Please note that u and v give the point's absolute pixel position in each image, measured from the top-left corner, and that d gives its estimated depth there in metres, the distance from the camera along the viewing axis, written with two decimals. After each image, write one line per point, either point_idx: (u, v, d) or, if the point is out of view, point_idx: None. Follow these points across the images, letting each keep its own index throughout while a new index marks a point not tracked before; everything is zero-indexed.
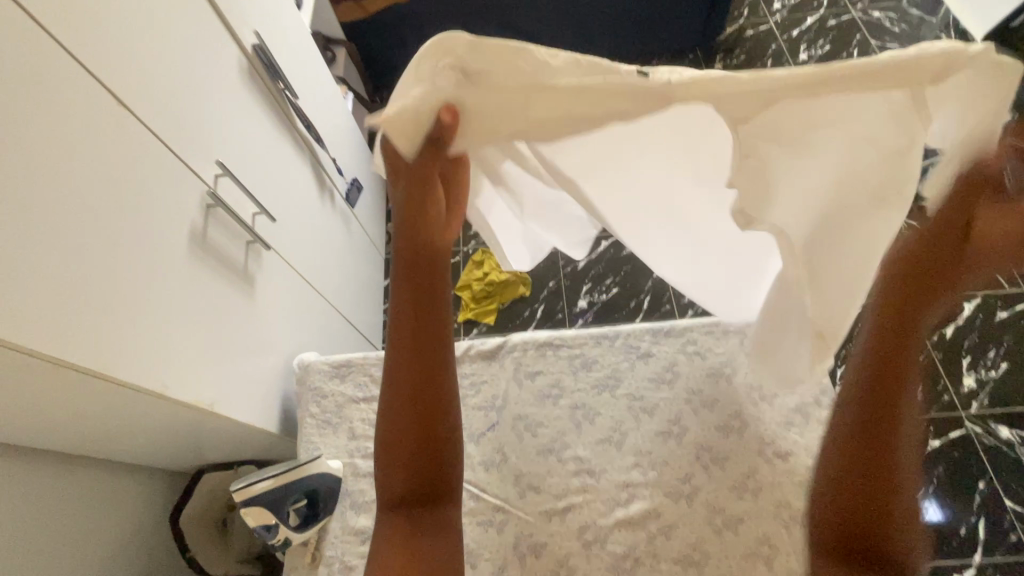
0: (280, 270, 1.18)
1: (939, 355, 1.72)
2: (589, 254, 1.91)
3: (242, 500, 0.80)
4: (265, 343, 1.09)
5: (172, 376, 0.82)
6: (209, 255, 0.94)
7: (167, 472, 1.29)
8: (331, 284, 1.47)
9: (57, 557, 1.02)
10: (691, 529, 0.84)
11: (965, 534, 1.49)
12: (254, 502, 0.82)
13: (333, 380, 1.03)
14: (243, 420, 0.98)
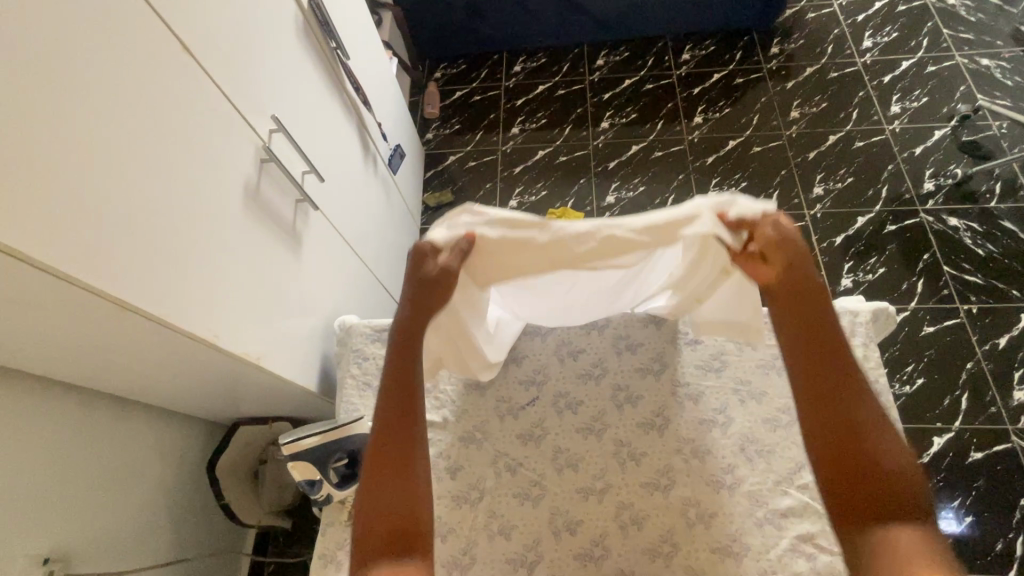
0: (325, 230, 1.18)
1: (989, 366, 1.65)
2: None
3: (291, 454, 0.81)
4: (308, 302, 1.10)
5: (224, 327, 0.83)
6: (261, 211, 0.95)
7: (205, 423, 1.33)
8: (371, 249, 1.47)
9: (104, 493, 1.07)
10: (731, 519, 0.82)
11: (1001, 550, 1.44)
12: (300, 456, 0.83)
13: (375, 343, 1.03)
14: (286, 375, 0.99)
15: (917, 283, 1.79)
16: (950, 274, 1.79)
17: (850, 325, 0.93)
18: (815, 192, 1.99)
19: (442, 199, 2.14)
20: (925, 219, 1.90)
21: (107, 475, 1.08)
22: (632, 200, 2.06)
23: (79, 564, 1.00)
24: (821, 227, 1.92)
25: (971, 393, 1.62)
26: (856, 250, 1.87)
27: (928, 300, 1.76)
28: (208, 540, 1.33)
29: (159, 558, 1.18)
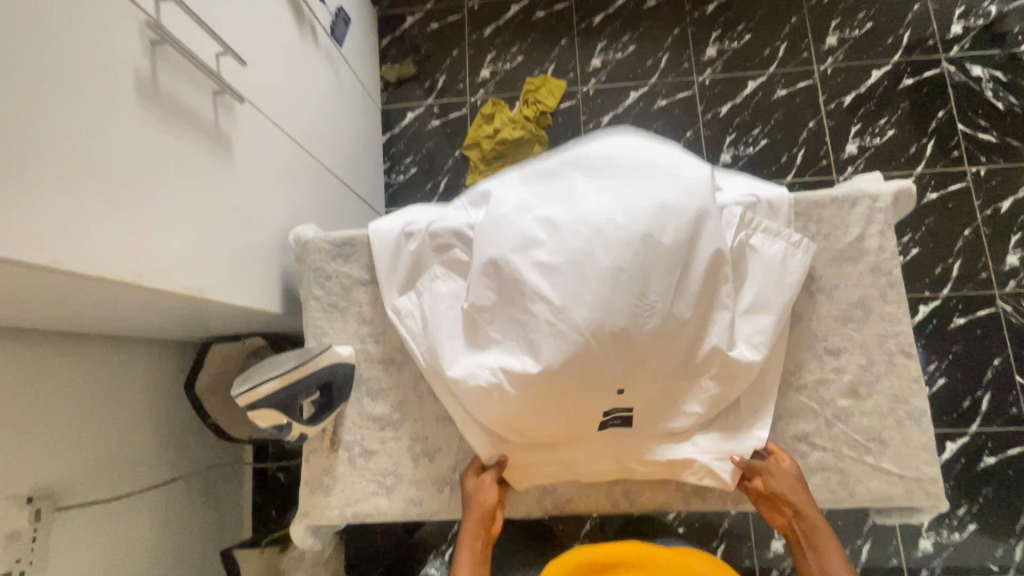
0: (259, 127, 0.99)
1: (988, 232, 1.59)
2: (615, 109, 1.77)
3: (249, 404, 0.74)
4: (253, 216, 0.95)
5: (148, 262, 0.70)
6: (167, 111, 0.76)
7: (174, 345, 1.26)
8: (322, 143, 1.28)
9: (74, 428, 1.01)
10: (726, 423, 0.80)
11: (967, 407, 1.51)
12: (263, 404, 0.76)
13: (336, 261, 0.91)
14: (240, 302, 0.88)
15: (927, 145, 1.66)
16: (963, 133, 1.65)
17: (867, 212, 0.83)
18: (828, 42, 1.74)
19: (403, 72, 1.86)
20: (947, 69, 1.70)
21: (72, 410, 1.01)
22: (621, 62, 1.80)
23: (67, 497, 0.98)
24: (830, 85, 1.72)
25: (963, 260, 1.58)
26: (865, 111, 1.69)
27: (934, 165, 1.64)
28: (204, 454, 1.33)
29: (155, 478, 1.18)
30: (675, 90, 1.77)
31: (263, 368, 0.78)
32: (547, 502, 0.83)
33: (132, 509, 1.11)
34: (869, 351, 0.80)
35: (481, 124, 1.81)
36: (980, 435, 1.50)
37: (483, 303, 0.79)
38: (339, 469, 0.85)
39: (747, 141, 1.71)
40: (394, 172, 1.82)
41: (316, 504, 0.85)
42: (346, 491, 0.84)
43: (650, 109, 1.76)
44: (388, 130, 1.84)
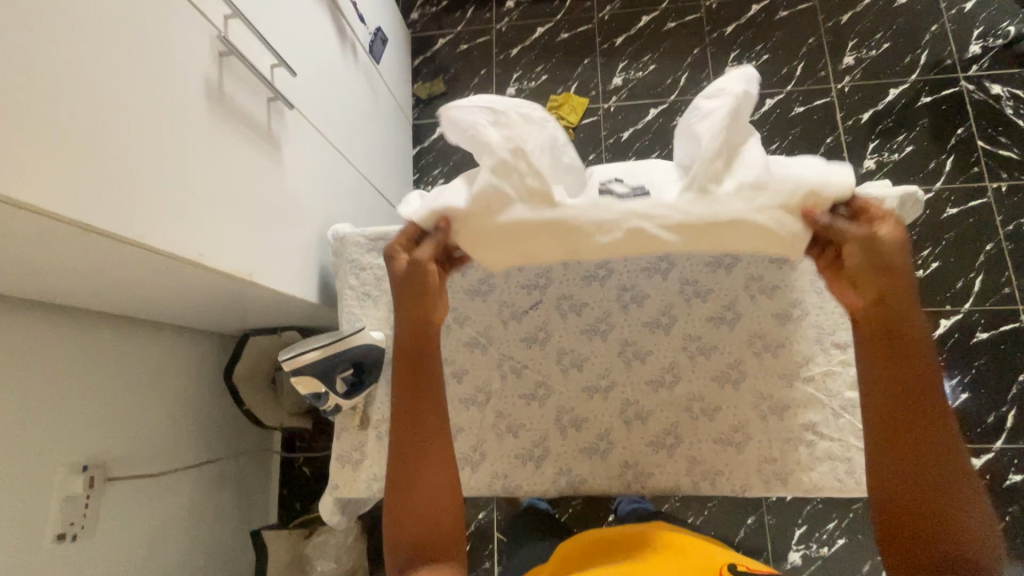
0: (305, 131, 1.09)
1: (1011, 246, 1.59)
2: (635, 125, 1.84)
3: (291, 368, 0.81)
4: (297, 212, 1.04)
5: (208, 244, 0.78)
6: (229, 113, 0.85)
7: (215, 336, 1.35)
8: (359, 150, 1.37)
9: (127, 405, 1.10)
10: (735, 412, 0.84)
11: (991, 423, 1.49)
12: (303, 371, 0.83)
13: (370, 253, 0.99)
14: (282, 289, 0.96)
15: (946, 161, 1.67)
16: (983, 150, 1.67)
17: None
18: (845, 62, 1.79)
19: (434, 89, 1.98)
20: (965, 87, 1.72)
21: (126, 388, 1.10)
22: (642, 80, 1.88)
23: (116, 468, 1.07)
24: (847, 102, 1.76)
25: (986, 275, 1.58)
26: (883, 127, 1.72)
27: (954, 180, 1.66)
28: (237, 441, 1.40)
29: (193, 458, 1.25)
30: (693, 106, 1.83)
31: (306, 339, 0.85)
32: (562, 481, 0.86)
33: (173, 486, 1.19)
34: None
35: None
36: (1006, 452, 1.47)
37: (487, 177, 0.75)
38: (368, 446, 0.91)
39: None
40: (423, 183, 1.92)
41: (346, 478, 0.90)
42: (374, 466, 0.90)
43: (669, 124, 1.83)
44: (418, 143, 1.95)
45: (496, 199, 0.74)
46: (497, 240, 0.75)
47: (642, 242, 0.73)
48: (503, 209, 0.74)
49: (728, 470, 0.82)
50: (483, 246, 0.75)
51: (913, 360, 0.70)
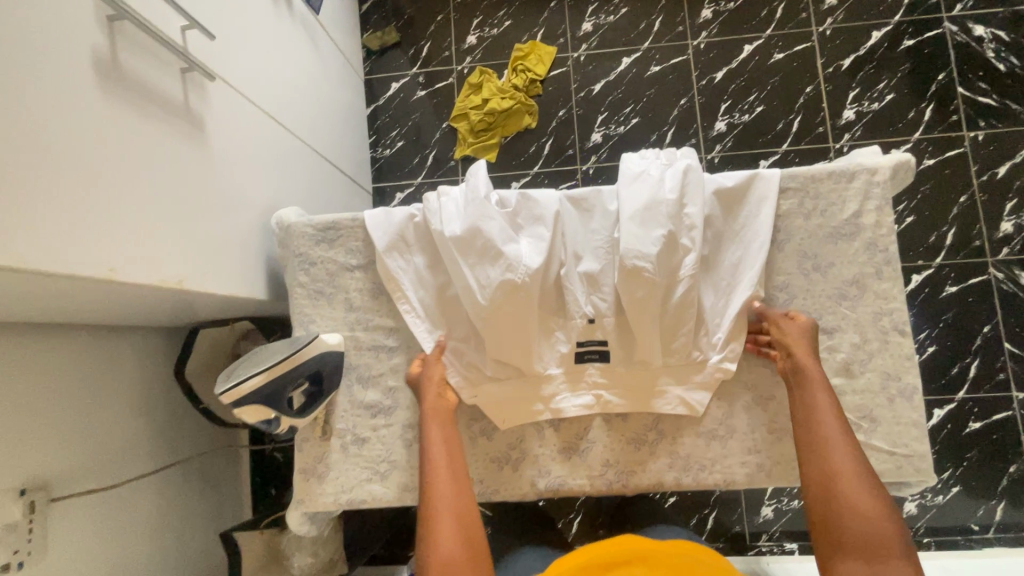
0: (231, 103, 0.93)
1: (984, 197, 1.57)
2: (607, 76, 1.71)
3: (235, 403, 0.71)
4: (231, 199, 0.91)
5: (123, 258, 0.67)
6: (132, 95, 0.71)
7: (161, 331, 1.23)
8: (302, 117, 1.22)
9: (65, 419, 1.00)
10: (718, 405, 0.81)
11: (955, 374, 1.53)
12: (246, 401, 0.73)
13: (321, 246, 0.88)
14: (222, 291, 0.85)
15: (925, 110, 1.62)
16: (962, 97, 1.61)
17: (864, 187, 0.81)
18: (828, 2, 1.68)
19: (386, 39, 1.78)
20: (948, 29, 1.64)
21: (62, 401, 0.99)
22: (613, 26, 1.73)
23: (61, 487, 0.98)
24: (828, 47, 1.66)
25: (958, 228, 1.57)
26: (864, 74, 1.64)
27: (933, 130, 1.61)
28: (199, 438, 1.33)
29: (149, 464, 1.17)
30: (668, 55, 1.70)
31: (246, 363, 0.75)
32: (541, 484, 0.82)
33: (129, 497, 1.11)
34: (863, 330, 0.79)
35: (468, 94, 1.74)
36: (967, 401, 1.52)
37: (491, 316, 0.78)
38: (333, 457, 0.85)
39: (742, 108, 1.66)
40: (380, 146, 1.77)
41: (311, 491, 0.85)
42: (340, 478, 0.84)
43: (643, 75, 1.70)
44: (373, 102, 1.78)
45: (494, 369, 0.82)
46: (502, 407, 0.82)
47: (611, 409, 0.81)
48: (499, 373, 0.82)
49: (711, 464, 0.80)
50: (502, 407, 0.82)
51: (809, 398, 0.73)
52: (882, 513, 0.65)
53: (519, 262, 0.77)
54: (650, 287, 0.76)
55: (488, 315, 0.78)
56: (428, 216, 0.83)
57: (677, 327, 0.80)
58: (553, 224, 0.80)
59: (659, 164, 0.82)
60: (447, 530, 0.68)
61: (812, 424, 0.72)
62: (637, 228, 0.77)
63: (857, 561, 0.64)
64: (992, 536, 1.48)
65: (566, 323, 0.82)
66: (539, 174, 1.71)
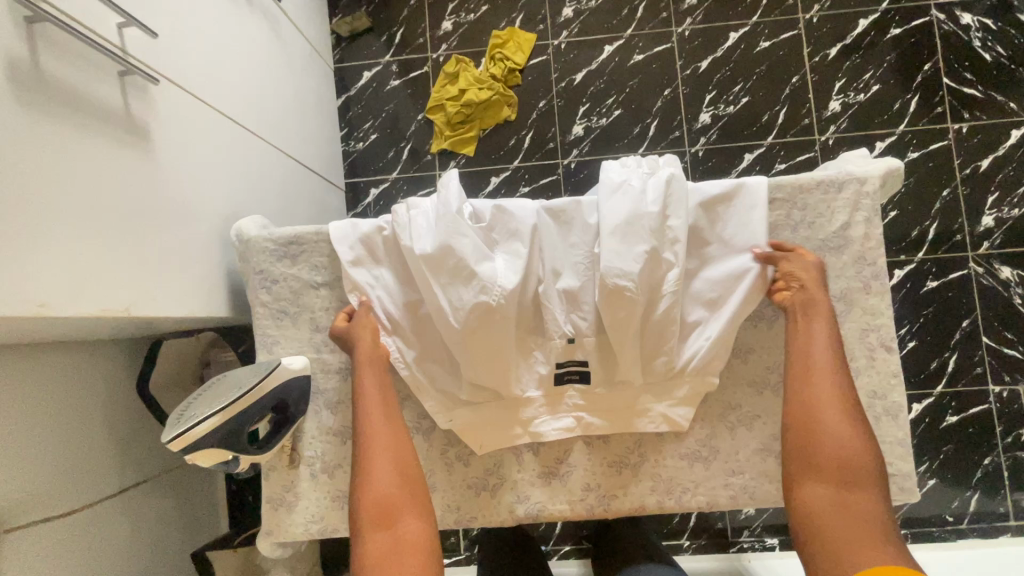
0: (180, 105, 0.86)
1: (966, 190, 1.56)
2: (588, 64, 1.65)
3: (183, 449, 0.66)
4: (183, 212, 0.84)
5: (56, 288, 0.60)
6: (60, 104, 0.64)
7: (122, 344, 1.17)
8: (264, 115, 1.15)
9: (19, 446, 0.93)
10: (701, 425, 0.79)
11: (934, 368, 1.54)
12: (201, 445, 0.68)
13: (282, 262, 0.83)
14: (176, 314, 0.79)
15: (911, 101, 1.59)
16: (948, 87, 1.58)
17: (854, 197, 0.77)
18: None
19: (356, 25, 1.69)
20: (935, 17, 1.60)
21: (14, 427, 0.92)
22: (595, 12, 1.66)
23: (16, 517, 0.92)
24: (815, 36, 1.62)
25: (940, 222, 1.56)
26: (850, 64, 1.61)
27: (918, 122, 1.58)
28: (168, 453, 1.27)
29: (114, 484, 1.11)
30: (651, 43, 1.64)
31: (196, 403, 0.70)
32: (520, 511, 0.79)
33: (94, 521, 1.06)
34: (849, 347, 0.77)
35: (444, 84, 1.66)
36: (944, 395, 1.53)
37: (462, 338, 0.74)
38: (302, 485, 0.81)
39: (727, 99, 1.62)
40: (353, 139, 1.69)
41: (280, 522, 0.81)
42: (310, 507, 0.81)
43: (626, 64, 1.64)
44: (344, 92, 1.69)
45: (470, 393, 0.78)
46: (480, 430, 0.79)
47: (591, 431, 0.78)
48: (474, 396, 0.79)
49: (694, 486, 0.78)
50: (479, 431, 0.79)
51: (806, 327, 0.72)
52: (854, 440, 0.67)
53: (493, 282, 0.72)
54: (627, 305, 0.72)
55: (462, 338, 0.74)
56: (397, 230, 0.77)
57: (660, 347, 0.76)
58: (530, 240, 0.76)
59: (642, 174, 0.77)
60: (381, 461, 0.71)
61: (804, 353, 0.71)
62: (613, 244, 0.72)
63: (826, 485, 0.66)
64: (965, 527, 1.51)
65: (545, 342, 0.78)
66: (519, 168, 1.65)
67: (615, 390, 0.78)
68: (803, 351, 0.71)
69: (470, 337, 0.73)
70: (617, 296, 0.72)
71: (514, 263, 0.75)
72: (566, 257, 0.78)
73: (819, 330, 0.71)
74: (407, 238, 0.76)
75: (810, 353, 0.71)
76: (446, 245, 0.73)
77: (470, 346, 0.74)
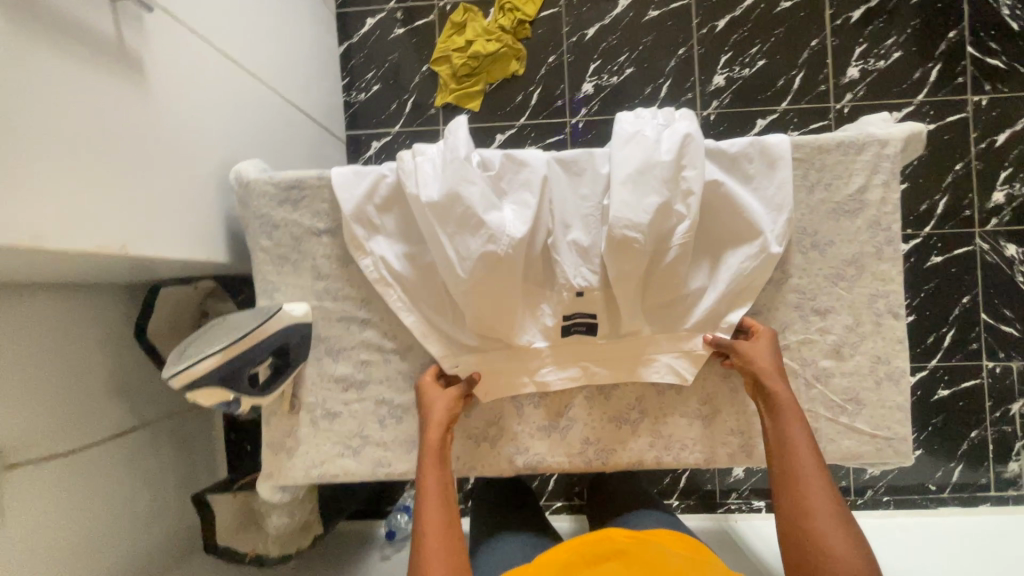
0: (176, 37, 0.82)
1: (979, 166, 1.54)
2: (602, 19, 1.58)
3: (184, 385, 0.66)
4: (181, 150, 0.82)
5: (50, 221, 0.58)
6: (50, 28, 0.60)
7: (118, 290, 1.15)
8: (262, 55, 1.10)
9: (16, 386, 0.93)
10: (703, 384, 0.79)
11: (930, 343, 1.55)
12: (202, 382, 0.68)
13: (283, 207, 0.81)
14: (174, 255, 0.78)
15: (932, 70, 1.54)
16: (971, 57, 1.53)
17: (874, 159, 0.75)
18: None
19: None
20: None
21: (10, 368, 0.92)
22: None
23: (15, 455, 0.92)
24: None
25: (950, 197, 1.54)
26: (873, 29, 1.55)
27: (936, 93, 1.54)
28: (165, 401, 1.27)
29: (113, 428, 1.12)
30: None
31: (198, 342, 0.70)
32: (519, 462, 0.80)
33: (94, 462, 1.07)
34: (857, 312, 0.76)
35: (451, 35, 1.60)
36: (938, 369, 1.55)
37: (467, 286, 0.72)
38: (302, 431, 0.81)
39: (743, 61, 1.56)
40: (354, 90, 1.63)
41: (280, 466, 0.82)
42: (310, 452, 0.81)
43: (641, 20, 1.57)
44: (346, 39, 1.63)
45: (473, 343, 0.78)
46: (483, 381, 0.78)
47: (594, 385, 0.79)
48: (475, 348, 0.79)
49: (692, 443, 0.79)
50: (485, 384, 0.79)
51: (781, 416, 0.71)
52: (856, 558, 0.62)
53: (501, 232, 0.71)
54: (635, 258, 0.71)
55: (467, 289, 0.73)
56: (403, 176, 0.75)
57: (666, 291, 0.76)
58: (539, 190, 0.74)
59: (655, 125, 0.75)
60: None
61: (786, 453, 0.70)
62: (624, 194, 0.70)
63: None
64: (947, 496, 1.55)
65: (553, 295, 0.77)
66: (525, 126, 1.61)
67: (620, 346, 0.78)
68: (782, 452, 0.70)
69: (477, 288, 0.72)
70: (626, 249, 0.71)
71: (522, 214, 0.73)
72: (575, 210, 0.76)
73: (796, 426, 0.70)
74: (414, 184, 0.74)
75: (789, 447, 0.70)
76: (453, 194, 0.71)
77: (476, 296, 0.73)
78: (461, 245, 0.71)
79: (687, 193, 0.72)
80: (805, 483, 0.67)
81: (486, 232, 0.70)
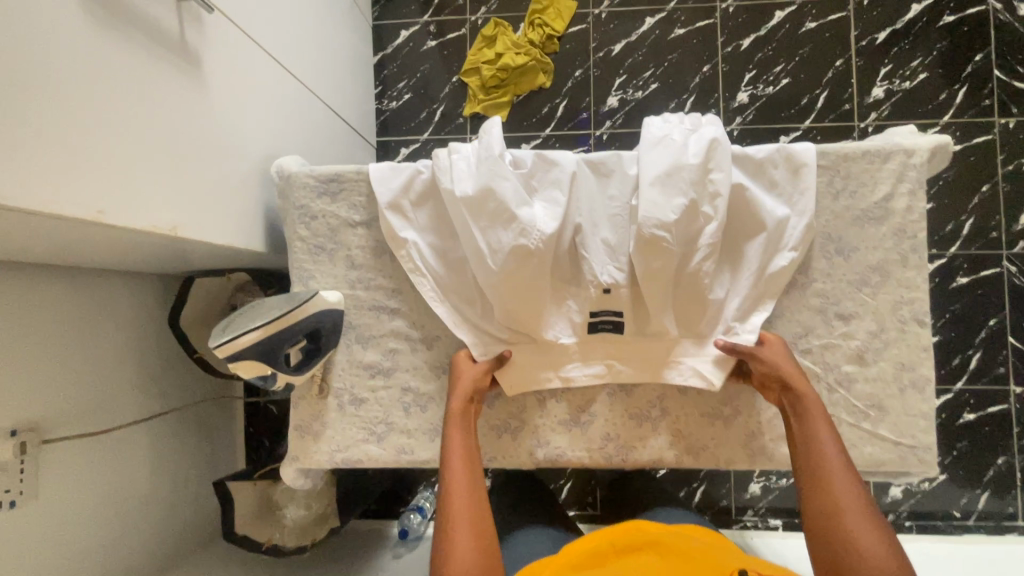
0: (231, 39, 0.88)
1: (1006, 187, 1.53)
2: (628, 36, 1.62)
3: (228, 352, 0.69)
4: (230, 143, 0.86)
5: (112, 199, 0.62)
6: (122, 21, 0.65)
7: (156, 279, 1.20)
8: (305, 60, 1.15)
9: (58, 363, 0.97)
10: (725, 385, 0.79)
11: (955, 365, 1.52)
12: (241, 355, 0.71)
13: (322, 199, 0.84)
14: (218, 241, 0.82)
15: (958, 92, 1.55)
16: (998, 80, 1.54)
17: (900, 168, 0.76)
18: None
19: None
20: (992, 6, 1.55)
21: (53, 345, 0.96)
22: None
23: (53, 429, 0.96)
24: (864, 19, 1.57)
25: (976, 219, 1.53)
26: (898, 50, 1.56)
27: (962, 114, 1.54)
28: (192, 389, 1.31)
29: (143, 411, 1.16)
30: (694, 19, 1.61)
31: (243, 318, 0.74)
32: (539, 454, 0.81)
33: (125, 443, 1.11)
34: (881, 318, 0.77)
35: (481, 48, 1.65)
36: (964, 392, 1.52)
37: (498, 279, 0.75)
38: (329, 416, 0.83)
39: (767, 79, 1.59)
40: (386, 98, 1.69)
41: (306, 449, 0.84)
42: (336, 437, 0.83)
43: (666, 37, 1.61)
44: (380, 50, 1.69)
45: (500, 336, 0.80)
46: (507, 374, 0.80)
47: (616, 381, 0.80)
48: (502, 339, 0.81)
49: (712, 444, 0.79)
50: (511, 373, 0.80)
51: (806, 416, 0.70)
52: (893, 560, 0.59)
53: (533, 226, 0.73)
54: (663, 257, 0.73)
55: (497, 281, 0.75)
56: (438, 173, 0.79)
57: (690, 292, 0.78)
58: (569, 189, 0.76)
59: (683, 130, 0.77)
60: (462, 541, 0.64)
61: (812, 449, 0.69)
62: (653, 194, 0.72)
63: None
64: (972, 523, 1.51)
65: (579, 291, 0.79)
66: (550, 136, 1.65)
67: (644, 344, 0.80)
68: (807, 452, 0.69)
69: (507, 279, 0.74)
70: (653, 248, 0.72)
71: (553, 210, 0.75)
72: (604, 210, 0.78)
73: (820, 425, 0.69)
74: (449, 179, 0.77)
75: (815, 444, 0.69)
76: (487, 189, 0.74)
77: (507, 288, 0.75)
78: (494, 238, 0.74)
79: (714, 197, 0.74)
80: (831, 476, 0.66)
81: (518, 226, 0.73)
